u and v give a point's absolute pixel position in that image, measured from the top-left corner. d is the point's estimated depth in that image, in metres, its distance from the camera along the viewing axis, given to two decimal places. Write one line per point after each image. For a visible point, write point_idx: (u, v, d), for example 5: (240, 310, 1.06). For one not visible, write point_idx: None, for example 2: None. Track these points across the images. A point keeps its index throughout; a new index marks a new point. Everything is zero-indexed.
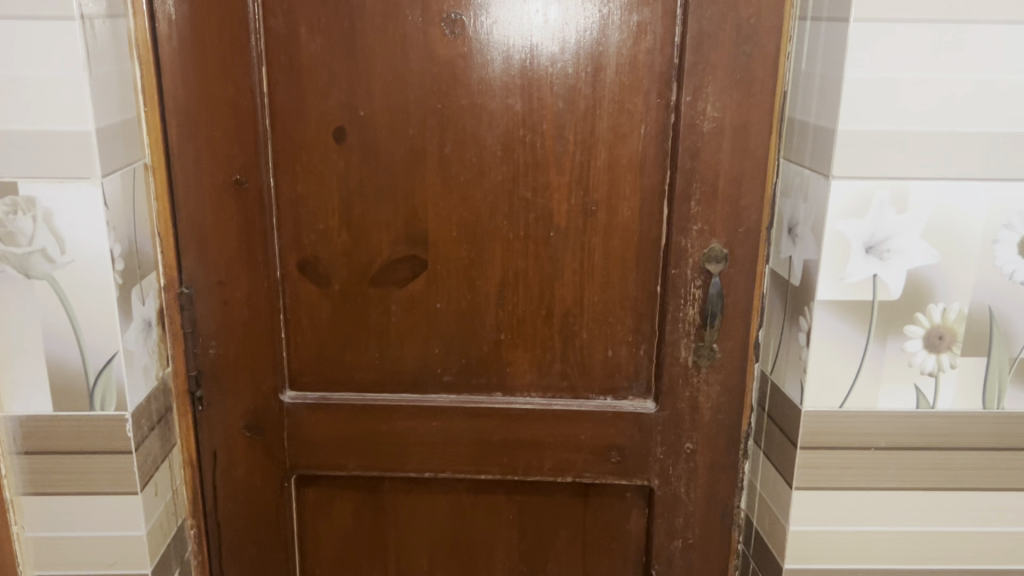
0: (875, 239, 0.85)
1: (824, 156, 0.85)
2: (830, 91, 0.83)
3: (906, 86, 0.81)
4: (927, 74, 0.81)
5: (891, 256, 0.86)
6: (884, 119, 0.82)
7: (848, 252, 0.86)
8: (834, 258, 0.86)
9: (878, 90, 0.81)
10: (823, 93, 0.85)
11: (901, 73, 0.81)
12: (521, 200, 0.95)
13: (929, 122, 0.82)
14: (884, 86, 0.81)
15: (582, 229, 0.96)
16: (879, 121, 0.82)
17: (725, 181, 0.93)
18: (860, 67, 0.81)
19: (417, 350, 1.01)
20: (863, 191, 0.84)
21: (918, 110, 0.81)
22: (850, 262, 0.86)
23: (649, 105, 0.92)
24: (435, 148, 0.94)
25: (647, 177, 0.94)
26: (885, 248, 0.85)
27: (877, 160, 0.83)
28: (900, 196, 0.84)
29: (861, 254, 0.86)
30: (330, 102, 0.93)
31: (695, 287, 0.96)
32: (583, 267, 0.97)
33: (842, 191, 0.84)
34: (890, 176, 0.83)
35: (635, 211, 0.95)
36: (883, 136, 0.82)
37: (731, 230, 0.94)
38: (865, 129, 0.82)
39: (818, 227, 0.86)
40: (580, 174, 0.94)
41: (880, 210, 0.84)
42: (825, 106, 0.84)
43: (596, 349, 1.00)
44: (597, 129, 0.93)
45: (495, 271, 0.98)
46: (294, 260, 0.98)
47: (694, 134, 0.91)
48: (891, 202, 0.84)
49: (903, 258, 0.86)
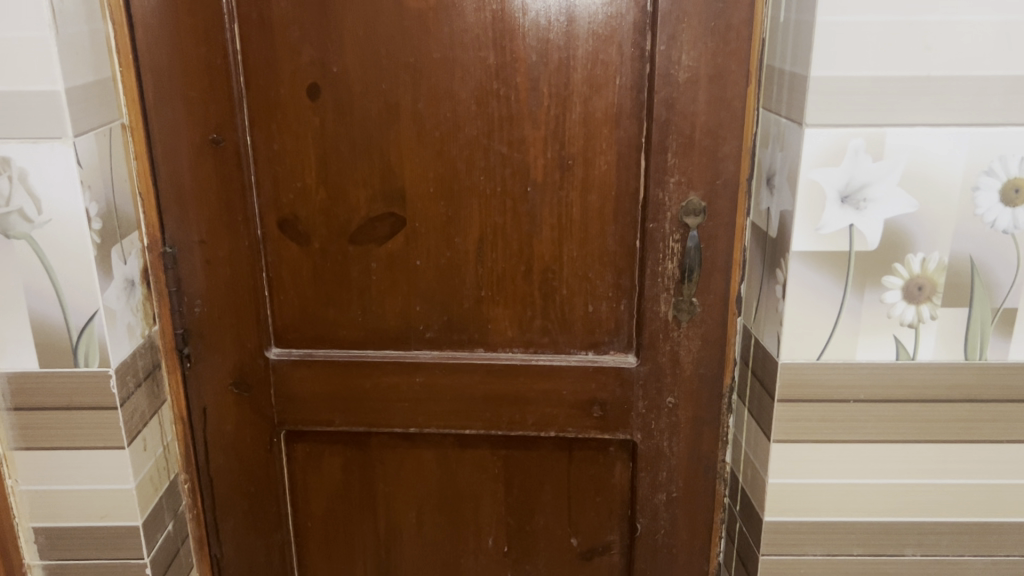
0: (851, 189, 0.84)
1: (798, 103, 0.83)
2: (805, 37, 0.82)
3: (881, 30, 0.79)
4: (903, 16, 0.78)
5: (868, 205, 0.84)
6: (859, 64, 0.80)
7: (822, 202, 0.85)
8: (809, 207, 0.85)
9: (853, 35, 0.79)
10: (798, 39, 0.83)
11: (876, 17, 0.78)
12: (497, 155, 0.95)
13: (907, 66, 0.79)
14: (859, 31, 0.79)
15: (559, 183, 0.95)
16: (854, 68, 0.80)
17: (702, 131, 0.91)
18: (833, 11, 0.79)
19: (399, 307, 1.01)
20: (838, 140, 0.82)
21: (895, 53, 0.79)
22: (824, 213, 0.85)
23: (624, 56, 0.91)
24: (409, 103, 0.93)
25: (623, 129, 0.93)
26: (861, 197, 0.84)
27: (853, 107, 0.81)
28: (876, 145, 0.82)
29: (836, 205, 0.85)
30: (303, 58, 0.93)
31: (674, 241, 0.95)
32: (561, 224, 0.97)
33: (817, 140, 0.82)
34: (866, 122, 0.81)
35: (612, 164, 0.94)
36: (859, 83, 0.80)
37: (709, 182, 0.93)
38: (839, 76, 0.80)
39: (792, 176, 0.85)
40: (556, 128, 0.93)
41: (856, 158, 0.83)
42: (800, 54, 0.83)
43: (576, 304, 1.00)
44: (572, 81, 0.92)
45: (472, 228, 0.98)
46: (274, 218, 0.99)
47: (669, 84, 0.90)
48: (867, 149, 0.82)
49: (880, 207, 0.84)
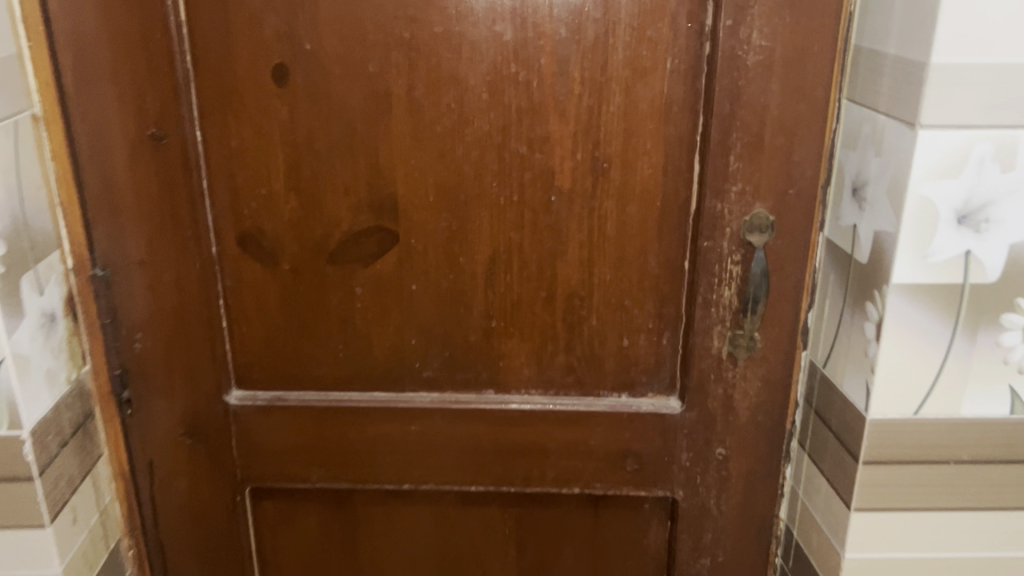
0: (969, 207, 0.66)
1: (907, 98, 0.65)
2: (920, 13, 0.63)
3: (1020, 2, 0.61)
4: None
5: (989, 227, 0.67)
6: (991, 48, 0.62)
7: (934, 223, 0.66)
8: (919, 228, 0.66)
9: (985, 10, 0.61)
10: (908, 14, 0.64)
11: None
12: (513, 156, 0.76)
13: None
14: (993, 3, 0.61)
15: (591, 191, 0.77)
16: (985, 52, 0.62)
17: (773, 129, 0.73)
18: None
19: (390, 340, 0.82)
20: (960, 145, 0.64)
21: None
22: (936, 236, 0.67)
23: (677, 31, 0.71)
24: (403, 90, 0.74)
25: (673, 124, 0.74)
26: (981, 218, 0.66)
27: (980, 103, 0.63)
28: (1007, 153, 0.64)
29: (951, 226, 0.66)
30: (266, 32, 0.72)
31: (733, 264, 0.77)
32: (592, 239, 0.78)
33: (933, 146, 0.64)
34: (997, 122, 0.63)
35: (658, 168, 0.76)
36: (990, 71, 0.62)
37: (779, 193, 0.75)
38: (963, 62, 0.62)
39: (895, 189, 0.67)
40: (589, 122, 0.74)
41: (980, 169, 0.65)
42: (910, 33, 0.64)
43: (609, 338, 0.82)
44: (611, 64, 0.72)
45: (483, 244, 0.79)
46: (232, 232, 0.79)
47: (735, 68, 0.71)
48: (995, 157, 0.64)
49: (1004, 229, 0.66)
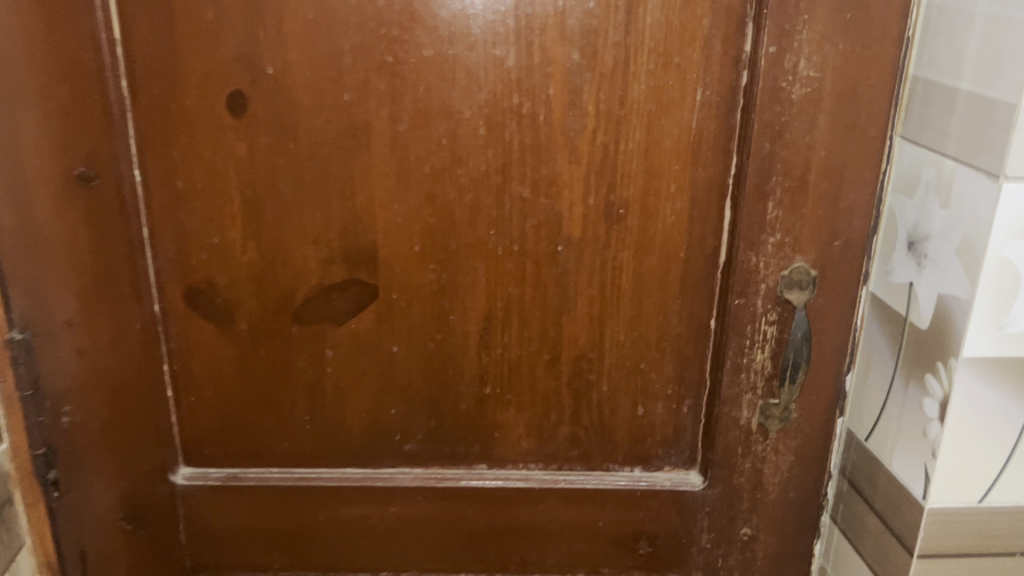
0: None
1: (986, 144, 0.55)
2: (1009, 41, 0.52)
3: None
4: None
5: None
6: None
7: (1015, 290, 0.56)
8: (996, 293, 0.56)
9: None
10: (988, 45, 0.54)
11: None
12: (515, 200, 0.64)
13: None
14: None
15: (604, 240, 0.66)
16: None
17: (818, 171, 0.62)
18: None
19: (367, 410, 0.70)
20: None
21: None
22: (1016, 304, 0.56)
23: (710, 58, 0.61)
24: (386, 123, 0.62)
25: (702, 165, 0.64)
26: None
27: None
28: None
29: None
30: (221, 53, 0.60)
31: (767, 324, 0.67)
32: (605, 295, 0.67)
33: (1019, 200, 0.54)
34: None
35: (682, 215, 0.65)
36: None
37: (823, 245, 0.64)
38: None
39: (968, 248, 0.57)
40: (604, 162, 0.64)
41: None
42: (994, 66, 0.54)
43: (621, 407, 0.71)
44: (631, 95, 0.62)
45: (477, 301, 0.67)
46: (179, 287, 0.67)
47: (778, 101, 0.60)
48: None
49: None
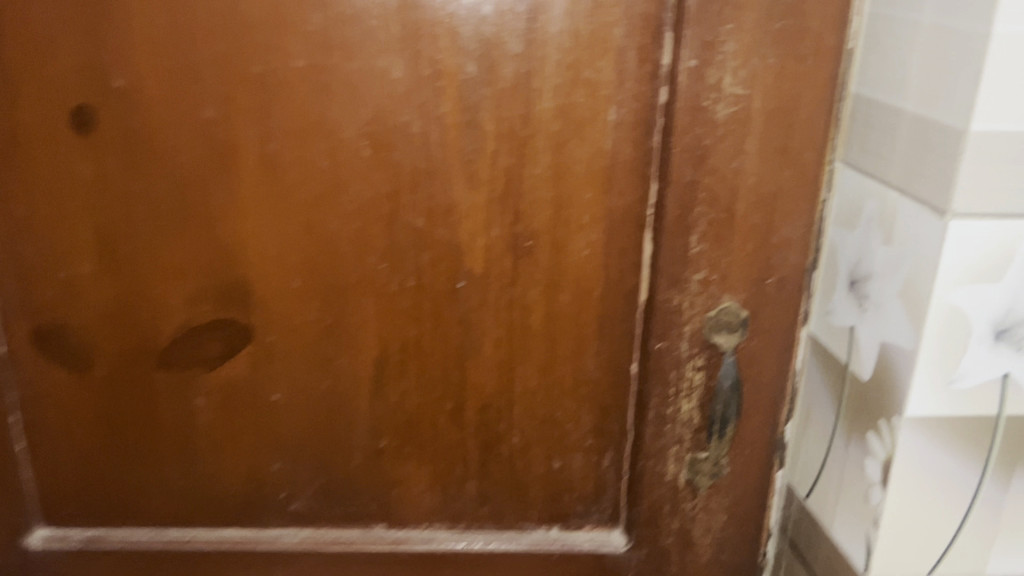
0: (1010, 319, 0.49)
1: (930, 176, 0.48)
2: (954, 59, 0.45)
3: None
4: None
5: None
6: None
7: (964, 341, 0.49)
8: (944, 344, 0.49)
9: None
10: (934, 62, 0.47)
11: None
12: (407, 231, 0.56)
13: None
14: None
15: (509, 276, 0.58)
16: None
17: (748, 201, 0.55)
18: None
19: (247, 464, 0.62)
20: (1001, 240, 0.47)
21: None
22: (965, 357, 0.49)
23: (624, 72, 0.53)
24: (254, 142, 0.54)
25: (618, 193, 0.56)
26: None
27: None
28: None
29: (985, 344, 0.49)
30: (60, 62, 0.52)
31: (693, 370, 0.60)
32: (513, 336, 0.60)
33: (967, 240, 0.47)
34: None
35: (597, 249, 0.58)
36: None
37: (754, 283, 0.57)
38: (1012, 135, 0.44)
39: (912, 293, 0.50)
40: (508, 188, 0.56)
41: None
42: (939, 86, 0.47)
43: (535, 460, 0.63)
44: (535, 113, 0.54)
45: (368, 343, 0.59)
46: (26, 328, 0.59)
47: (700, 122, 0.53)
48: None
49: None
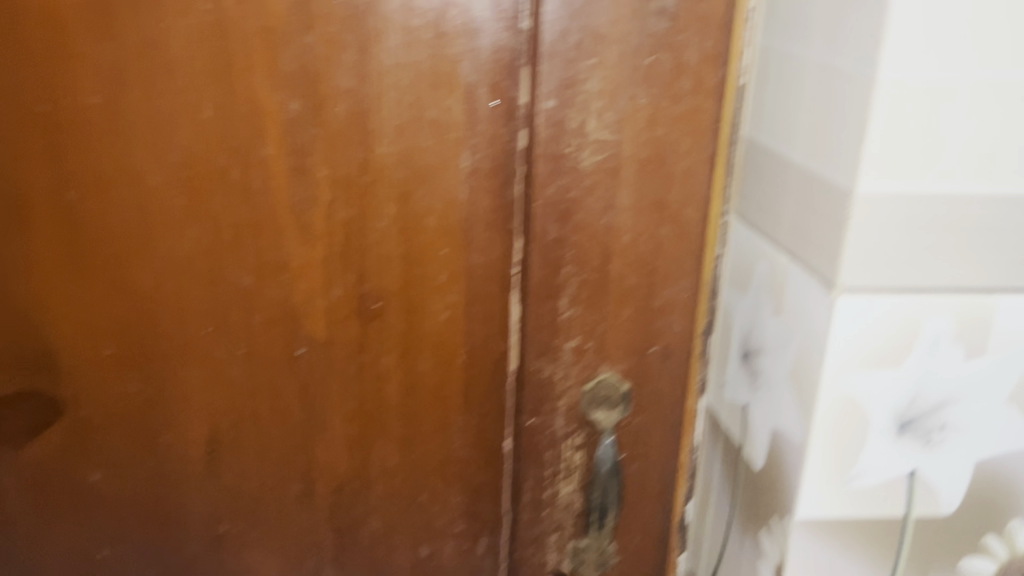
0: (915, 409, 0.41)
1: (817, 241, 0.40)
2: (841, 105, 0.38)
3: (1011, 92, 0.36)
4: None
5: (945, 436, 0.42)
6: (957, 165, 0.37)
7: (861, 435, 0.41)
8: (840, 440, 0.41)
9: (951, 106, 0.36)
10: (819, 108, 0.40)
11: (1006, 65, 0.35)
12: (233, 292, 0.49)
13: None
14: (964, 94, 0.36)
15: (355, 343, 0.50)
16: (946, 174, 0.37)
17: (623, 261, 0.48)
18: (919, 53, 0.35)
19: (68, 547, 0.55)
20: (900, 318, 0.39)
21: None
22: (864, 453, 0.42)
23: (475, 112, 0.45)
24: (48, 191, 0.47)
25: (477, 249, 0.48)
26: (934, 425, 0.42)
27: (935, 254, 0.38)
28: (975, 329, 0.40)
29: (887, 438, 0.42)
30: None
31: (570, 450, 0.52)
32: (365, 410, 0.52)
33: (859, 320, 0.39)
34: (959, 283, 0.39)
35: (458, 312, 0.50)
36: (952, 206, 0.37)
37: (636, 353, 0.50)
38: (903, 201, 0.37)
39: (803, 376, 0.42)
40: (348, 243, 0.48)
41: (931, 357, 0.40)
42: (826, 135, 0.39)
43: (399, 546, 0.56)
44: (375, 158, 0.46)
45: (199, 416, 0.52)
46: None
47: (562, 172, 0.45)
48: (954, 336, 0.40)
49: (963, 434, 0.42)
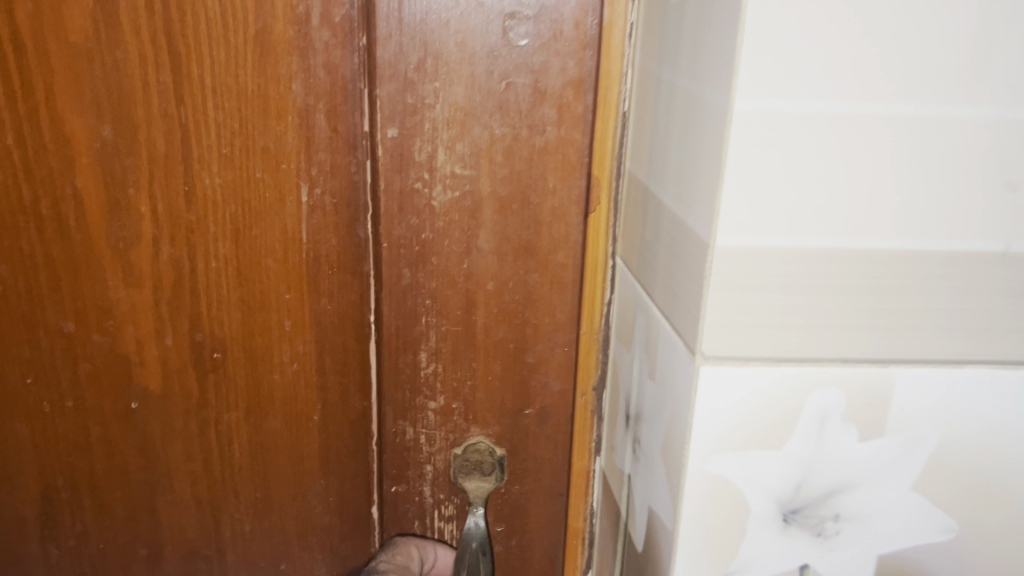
0: (805, 507, 0.29)
1: (684, 298, 0.30)
2: (691, 132, 0.29)
3: (930, 100, 0.25)
4: (996, 64, 0.24)
5: (852, 545, 0.29)
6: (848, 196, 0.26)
7: (740, 540, 0.29)
8: (698, 547, 0.29)
9: (838, 116, 0.25)
10: (689, 124, 0.30)
11: (923, 65, 0.24)
12: (55, 338, 0.43)
13: (993, 216, 0.26)
14: (860, 103, 0.25)
15: (195, 395, 0.45)
16: (834, 207, 0.26)
17: (488, 312, 0.41)
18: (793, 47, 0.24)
19: None
20: (766, 391, 0.27)
21: (954, 182, 0.25)
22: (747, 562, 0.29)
23: (313, 141, 0.39)
24: None
25: (326, 295, 0.42)
26: (834, 532, 0.29)
27: (816, 309, 0.27)
28: (872, 404, 0.27)
29: (779, 548, 0.29)
30: None
31: (441, 521, 0.46)
32: (213, 469, 0.46)
33: (716, 397, 0.27)
34: (847, 345, 0.27)
35: (307, 365, 0.44)
36: (842, 251, 0.26)
37: (509, 415, 0.43)
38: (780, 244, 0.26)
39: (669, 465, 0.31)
40: (179, 286, 0.42)
41: (819, 439, 0.28)
42: (692, 165, 0.29)
43: None
44: (201, 192, 0.40)
45: (29, 473, 0.46)
46: None
47: (411, 210, 0.40)
48: (844, 413, 0.27)
49: (877, 542, 0.29)
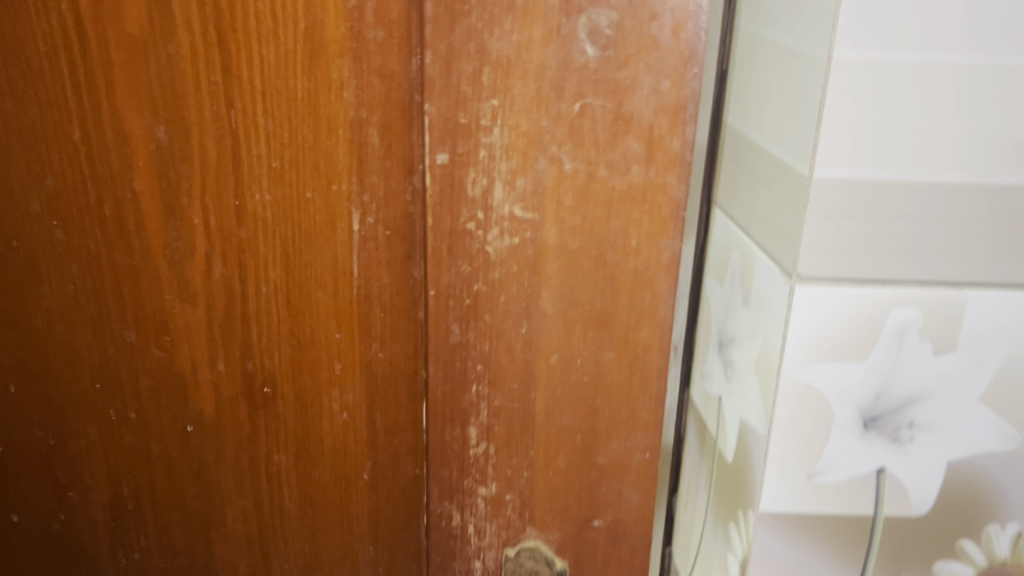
0: (882, 410, 0.28)
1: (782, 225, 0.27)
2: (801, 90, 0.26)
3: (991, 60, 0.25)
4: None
5: (924, 453, 0.28)
6: (925, 138, 0.25)
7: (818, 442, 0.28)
8: (792, 466, 0.28)
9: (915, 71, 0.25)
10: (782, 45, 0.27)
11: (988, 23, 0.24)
12: (117, 345, 0.40)
13: None
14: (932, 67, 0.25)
15: (245, 428, 0.40)
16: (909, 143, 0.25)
17: (549, 391, 0.33)
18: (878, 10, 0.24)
19: None
20: (857, 301, 0.27)
21: (1001, 129, 0.25)
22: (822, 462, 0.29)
23: (367, 163, 0.34)
24: None
25: (378, 337, 0.37)
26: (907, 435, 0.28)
27: (900, 236, 0.26)
28: (945, 317, 0.27)
29: (853, 449, 0.29)
30: None
31: None
32: (262, 511, 0.42)
33: (817, 307, 0.27)
34: (925, 271, 0.27)
35: (358, 412, 0.39)
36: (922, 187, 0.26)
37: (572, 517, 0.35)
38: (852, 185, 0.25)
39: (766, 381, 0.28)
40: (230, 311, 0.38)
41: (894, 350, 0.27)
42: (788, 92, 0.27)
43: None
44: (250, 209, 0.36)
45: (98, 480, 0.43)
46: None
47: (465, 256, 0.32)
48: (925, 329, 0.27)
49: (947, 449, 0.28)
